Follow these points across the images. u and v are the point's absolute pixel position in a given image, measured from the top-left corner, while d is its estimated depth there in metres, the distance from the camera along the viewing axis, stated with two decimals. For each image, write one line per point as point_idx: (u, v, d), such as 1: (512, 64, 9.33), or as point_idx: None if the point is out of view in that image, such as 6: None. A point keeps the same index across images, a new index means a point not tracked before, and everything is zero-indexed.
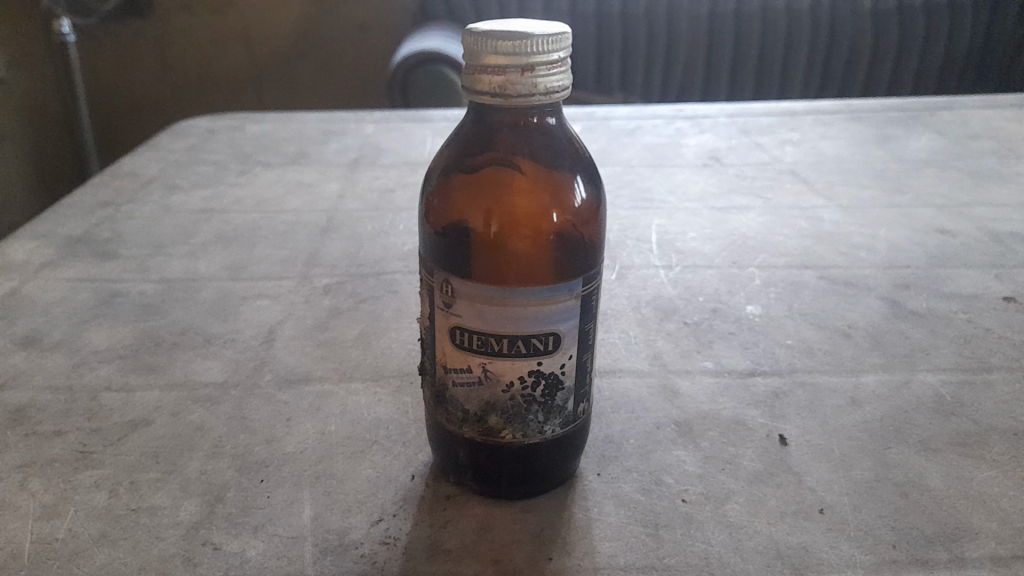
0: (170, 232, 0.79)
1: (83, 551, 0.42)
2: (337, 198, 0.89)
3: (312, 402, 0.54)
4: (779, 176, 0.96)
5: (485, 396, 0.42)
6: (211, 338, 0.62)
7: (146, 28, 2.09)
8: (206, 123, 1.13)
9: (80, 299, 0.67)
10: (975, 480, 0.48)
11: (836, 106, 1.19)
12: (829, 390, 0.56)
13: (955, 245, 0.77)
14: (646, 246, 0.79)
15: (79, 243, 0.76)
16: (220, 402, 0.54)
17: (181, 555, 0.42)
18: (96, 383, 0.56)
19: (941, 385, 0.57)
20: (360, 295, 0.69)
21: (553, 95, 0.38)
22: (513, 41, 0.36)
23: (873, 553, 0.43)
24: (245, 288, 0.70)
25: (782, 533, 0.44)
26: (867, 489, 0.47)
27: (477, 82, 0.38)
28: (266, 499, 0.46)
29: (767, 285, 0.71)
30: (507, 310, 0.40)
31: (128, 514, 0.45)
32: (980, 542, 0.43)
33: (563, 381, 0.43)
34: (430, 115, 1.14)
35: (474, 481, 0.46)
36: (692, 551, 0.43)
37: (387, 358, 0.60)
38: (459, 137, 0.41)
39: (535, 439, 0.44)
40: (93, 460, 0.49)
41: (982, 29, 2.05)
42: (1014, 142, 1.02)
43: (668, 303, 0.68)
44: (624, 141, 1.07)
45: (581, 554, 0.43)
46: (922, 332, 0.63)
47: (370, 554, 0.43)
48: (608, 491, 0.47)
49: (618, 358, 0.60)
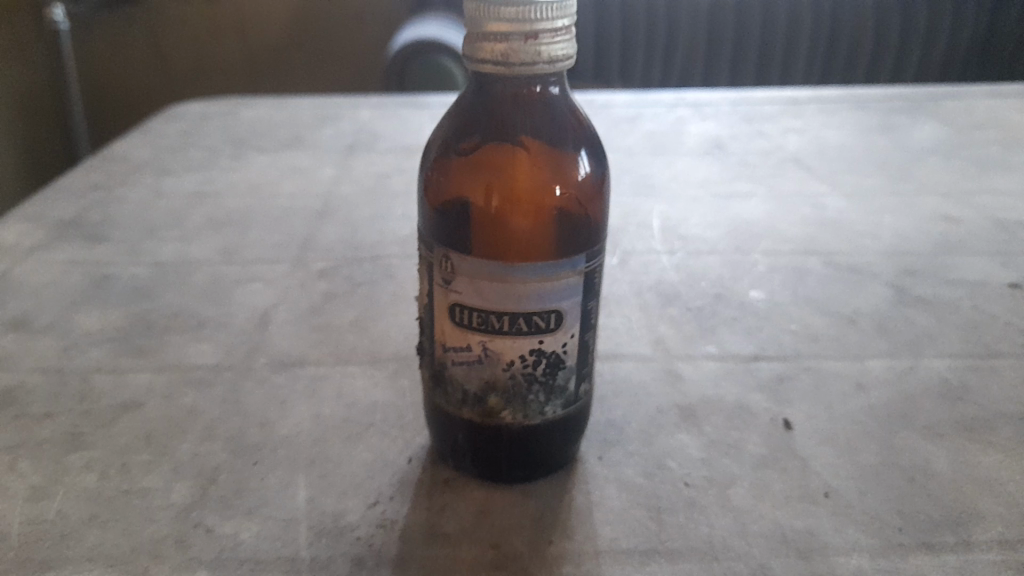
0: (163, 216, 0.78)
1: (72, 533, 0.41)
2: (333, 183, 0.87)
3: (307, 385, 0.53)
4: (782, 164, 0.95)
5: (485, 376, 0.41)
6: (204, 321, 0.60)
7: (141, 18, 2.08)
8: (200, 108, 1.11)
9: (71, 281, 0.66)
10: (982, 464, 0.47)
11: (840, 94, 1.17)
12: (834, 375, 0.55)
13: (959, 232, 0.76)
14: (647, 232, 0.78)
15: (70, 226, 0.75)
16: (213, 384, 0.53)
17: (173, 537, 0.41)
18: (87, 365, 0.55)
19: (947, 370, 0.56)
20: (357, 279, 0.68)
21: (557, 64, 0.37)
22: (516, 7, 0.35)
23: (880, 537, 0.42)
24: (239, 272, 0.68)
25: (786, 517, 0.43)
26: (873, 474, 0.46)
27: (480, 50, 0.37)
28: (260, 482, 0.45)
29: (770, 271, 0.70)
30: (507, 286, 0.39)
31: (120, 496, 0.44)
32: (988, 526, 0.42)
33: (565, 361, 0.42)
34: (429, 101, 1.13)
35: (473, 464, 0.45)
36: (696, 535, 0.42)
37: (385, 342, 0.59)
38: (460, 110, 0.41)
39: (535, 421, 0.43)
40: (84, 442, 0.48)
41: (983, 23, 2.04)
42: (1018, 132, 1.01)
43: (670, 289, 0.67)
44: (625, 128, 1.05)
45: (582, 538, 0.42)
46: (927, 318, 0.62)
47: (367, 537, 0.42)
48: (609, 474, 0.46)
49: (619, 343, 0.59)
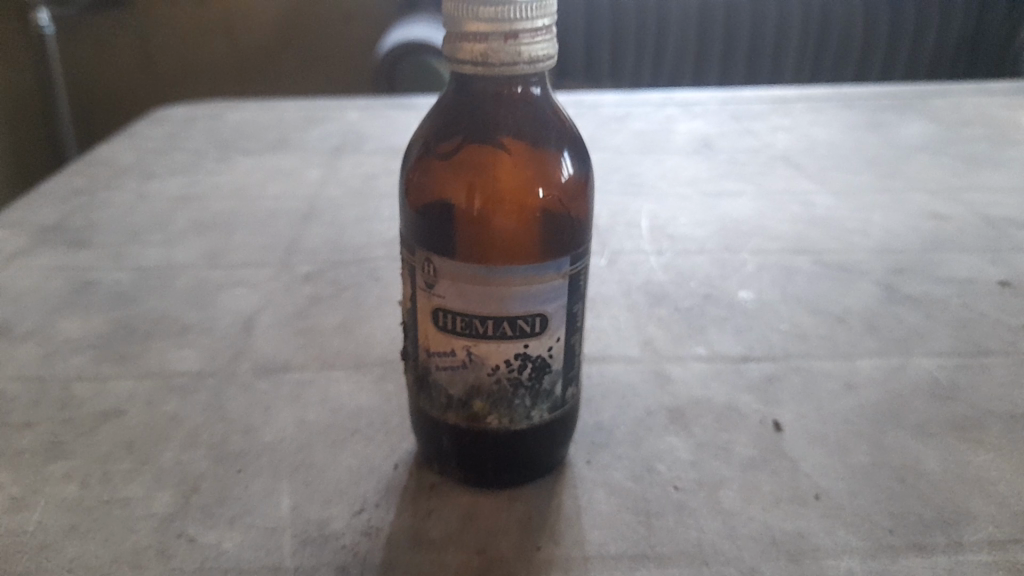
0: (148, 220, 0.77)
1: (52, 545, 0.41)
2: (320, 186, 0.87)
3: (292, 391, 0.53)
4: (770, 162, 0.95)
5: (469, 380, 0.41)
6: (188, 327, 0.60)
7: (127, 20, 2.06)
8: (186, 110, 1.10)
9: (53, 287, 0.65)
10: (973, 463, 0.47)
11: (828, 92, 1.17)
12: (823, 374, 0.55)
13: (949, 230, 0.76)
14: (636, 231, 0.77)
15: (53, 231, 0.74)
16: (196, 391, 0.53)
17: (155, 547, 0.41)
18: (68, 372, 0.54)
19: (937, 369, 0.56)
20: (343, 282, 0.67)
21: (538, 65, 0.37)
22: (495, 7, 0.35)
23: (870, 539, 0.42)
24: (224, 276, 0.68)
25: (776, 519, 0.43)
26: (864, 474, 0.46)
27: (459, 51, 0.36)
28: (244, 489, 0.44)
29: (759, 270, 0.70)
30: (491, 289, 0.38)
31: (100, 505, 0.43)
32: (979, 526, 0.42)
33: (551, 364, 0.41)
34: (416, 102, 1.12)
35: (459, 469, 0.45)
36: (685, 539, 0.42)
37: (371, 346, 0.58)
38: (441, 110, 0.40)
39: (522, 425, 0.42)
40: (64, 451, 0.47)
41: (972, 19, 2.04)
42: (1007, 128, 1.01)
43: (659, 289, 0.67)
44: (613, 127, 1.05)
45: (570, 543, 0.41)
46: (917, 316, 0.62)
47: (352, 545, 0.41)
48: (598, 478, 0.46)
49: (607, 344, 0.59)
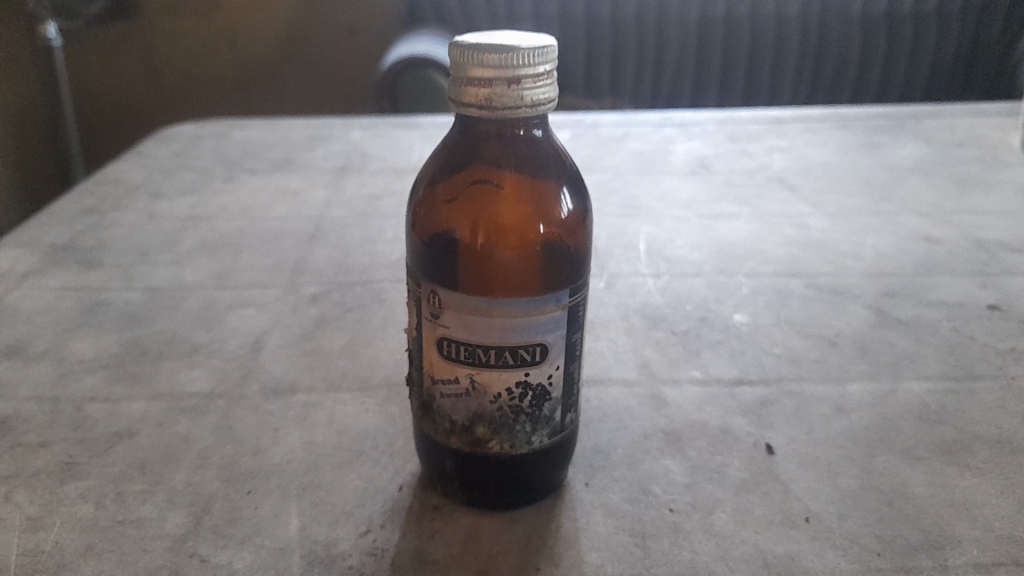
0: (157, 240, 0.79)
1: (68, 565, 0.42)
2: (324, 206, 0.89)
3: (299, 412, 0.54)
4: (766, 183, 0.97)
5: (472, 407, 0.42)
6: (197, 348, 0.61)
7: (132, 31, 2.09)
8: (192, 128, 1.12)
9: (65, 307, 0.66)
10: (959, 487, 0.48)
11: (823, 112, 1.19)
12: (815, 399, 0.57)
13: (940, 253, 0.78)
14: (634, 254, 0.79)
15: (64, 251, 0.76)
16: (205, 412, 0.54)
17: (168, 567, 0.42)
18: (82, 393, 0.56)
19: (926, 393, 0.57)
20: (347, 304, 0.69)
21: (540, 108, 0.38)
22: (499, 54, 0.36)
23: (858, 561, 0.43)
24: (231, 297, 0.69)
25: (768, 542, 0.44)
26: (852, 498, 0.48)
27: (464, 94, 0.38)
28: (254, 510, 0.46)
29: (754, 293, 0.71)
30: (493, 321, 0.40)
31: (115, 526, 0.45)
32: (964, 550, 0.44)
33: (551, 391, 0.43)
34: (418, 120, 1.14)
35: (462, 493, 0.46)
36: (679, 561, 0.43)
37: (375, 368, 0.60)
38: (446, 149, 0.42)
39: (522, 450, 0.44)
40: (78, 472, 0.49)
41: (969, 34, 2.06)
42: (998, 150, 1.03)
43: (656, 312, 0.68)
44: (612, 147, 1.07)
45: (569, 565, 0.43)
46: (907, 340, 0.64)
47: (358, 565, 0.43)
48: (596, 500, 0.47)
49: (605, 367, 0.61)
